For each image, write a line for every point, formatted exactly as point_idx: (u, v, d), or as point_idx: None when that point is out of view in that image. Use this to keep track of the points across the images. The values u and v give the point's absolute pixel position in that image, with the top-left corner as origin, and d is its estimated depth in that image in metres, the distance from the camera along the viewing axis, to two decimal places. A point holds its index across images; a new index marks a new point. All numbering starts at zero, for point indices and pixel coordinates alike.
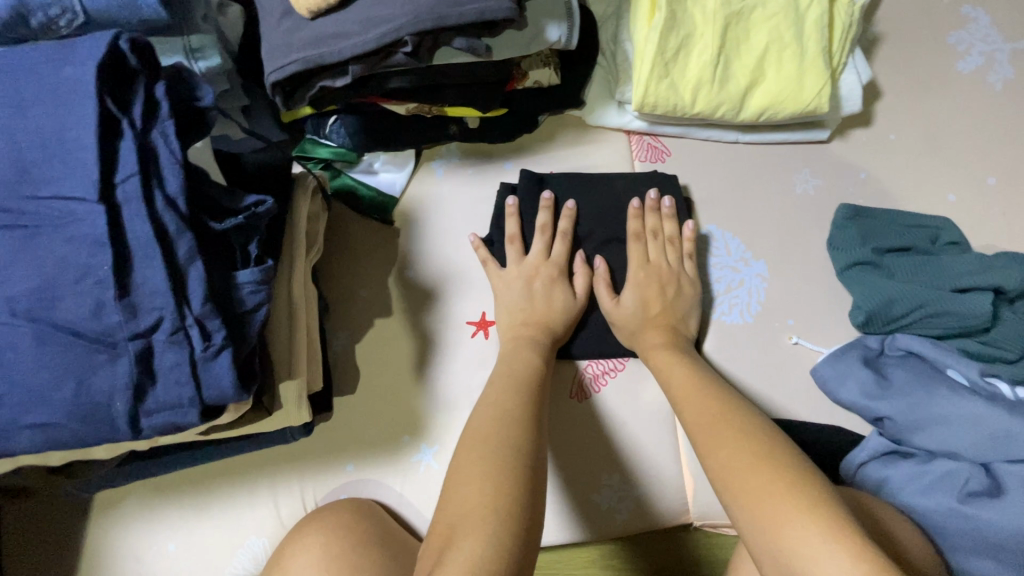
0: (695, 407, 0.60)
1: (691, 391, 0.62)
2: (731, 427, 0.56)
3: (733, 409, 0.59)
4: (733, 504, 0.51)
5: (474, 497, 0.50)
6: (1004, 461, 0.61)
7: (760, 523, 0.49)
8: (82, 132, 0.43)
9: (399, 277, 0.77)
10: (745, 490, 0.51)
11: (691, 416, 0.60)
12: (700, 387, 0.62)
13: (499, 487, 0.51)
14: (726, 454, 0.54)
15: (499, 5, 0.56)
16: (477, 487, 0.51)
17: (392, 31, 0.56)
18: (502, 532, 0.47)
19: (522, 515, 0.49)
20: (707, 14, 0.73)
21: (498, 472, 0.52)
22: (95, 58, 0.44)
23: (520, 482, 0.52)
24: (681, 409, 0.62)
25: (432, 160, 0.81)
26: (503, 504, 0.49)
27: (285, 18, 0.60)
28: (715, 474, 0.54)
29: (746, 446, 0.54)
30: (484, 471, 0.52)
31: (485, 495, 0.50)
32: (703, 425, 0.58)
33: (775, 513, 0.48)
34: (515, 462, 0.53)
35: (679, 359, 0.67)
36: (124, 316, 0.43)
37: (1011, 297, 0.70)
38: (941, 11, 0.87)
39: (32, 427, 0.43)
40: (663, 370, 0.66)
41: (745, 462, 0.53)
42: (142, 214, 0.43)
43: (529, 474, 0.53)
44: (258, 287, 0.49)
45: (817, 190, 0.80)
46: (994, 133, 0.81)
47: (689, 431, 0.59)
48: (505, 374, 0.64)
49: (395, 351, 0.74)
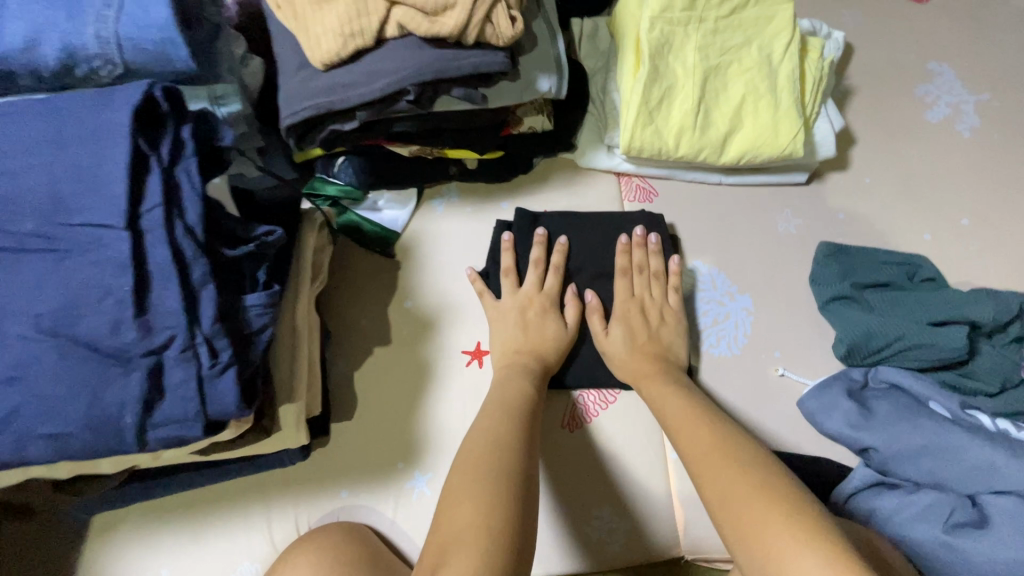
0: (689, 437, 0.62)
1: (685, 420, 0.64)
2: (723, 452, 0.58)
3: (728, 441, 0.60)
4: (731, 532, 0.52)
5: (466, 516, 0.51)
6: (989, 492, 0.62)
7: (756, 552, 0.49)
8: (113, 168, 0.47)
9: (399, 307, 0.81)
10: (742, 515, 0.52)
11: (685, 445, 0.61)
12: (693, 417, 0.64)
13: (490, 508, 0.52)
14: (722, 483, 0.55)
15: (494, 60, 0.62)
16: (471, 506, 0.52)
17: (396, 82, 0.60)
18: (494, 543, 0.49)
19: (514, 536, 0.50)
20: (687, 67, 0.79)
21: (490, 493, 0.53)
22: (132, 102, 0.49)
23: (509, 499, 0.53)
24: (676, 438, 0.63)
25: (433, 198, 0.86)
26: (497, 523, 0.51)
27: (301, 70, 0.63)
28: (712, 503, 0.55)
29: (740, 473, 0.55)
30: (476, 492, 0.54)
31: (477, 514, 0.51)
32: (698, 455, 0.60)
33: (772, 541, 0.49)
34: (506, 489, 0.54)
35: (668, 386, 0.69)
36: (139, 333, 0.46)
37: (988, 332, 0.71)
38: (909, 66, 0.93)
39: (46, 438, 0.45)
40: (656, 401, 0.68)
41: (741, 489, 0.54)
42: (164, 240, 0.47)
43: (522, 496, 0.55)
44: (264, 309, 0.53)
45: (798, 229, 0.84)
46: (967, 179, 0.86)
47: (685, 461, 0.61)
48: (498, 400, 0.66)
49: (393, 379, 0.77)
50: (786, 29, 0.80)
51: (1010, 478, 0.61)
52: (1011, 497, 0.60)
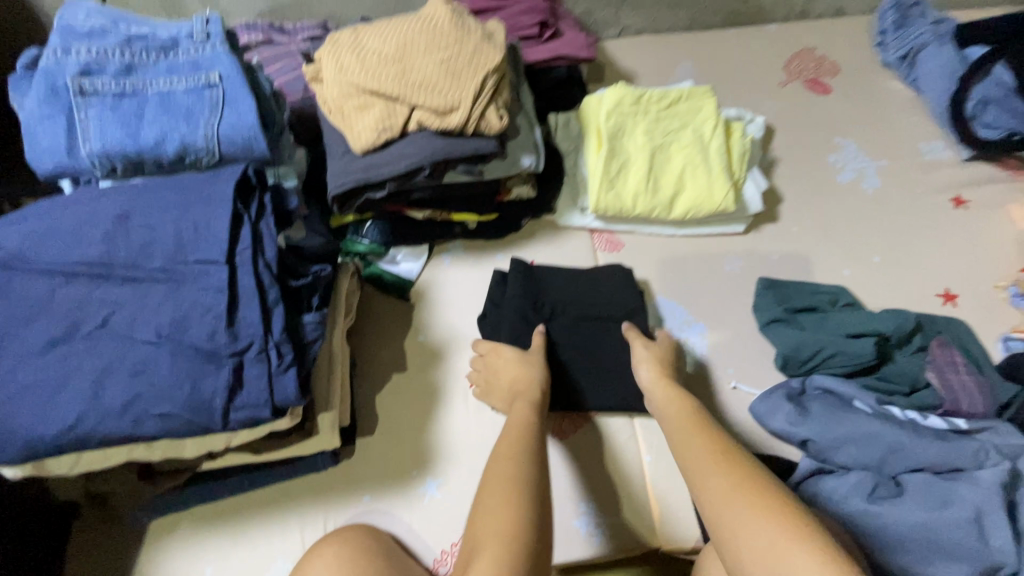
0: (691, 449, 0.69)
1: (688, 433, 0.72)
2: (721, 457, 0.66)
3: (728, 450, 0.67)
4: (725, 531, 0.59)
5: (500, 521, 0.65)
6: (907, 470, 0.77)
7: (749, 547, 0.56)
8: (218, 222, 0.66)
9: (413, 340, 0.97)
10: (738, 516, 0.59)
11: (687, 454, 0.69)
12: (695, 430, 0.72)
13: (517, 517, 0.65)
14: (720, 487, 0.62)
15: (487, 145, 0.84)
16: (505, 513, 0.66)
17: (415, 162, 0.82)
18: (514, 552, 0.62)
19: (530, 535, 0.64)
20: (637, 145, 1.02)
21: (515, 502, 0.67)
22: (235, 176, 0.69)
23: (523, 506, 0.67)
24: (678, 450, 0.70)
25: (442, 253, 1.05)
26: (519, 529, 0.64)
27: (345, 154, 0.85)
28: (708, 506, 0.62)
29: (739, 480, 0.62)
30: (509, 501, 0.67)
31: (505, 520, 0.65)
32: (696, 464, 0.67)
33: (767, 540, 0.56)
34: (516, 497, 0.67)
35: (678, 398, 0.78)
36: (229, 338, 0.63)
37: (897, 343, 0.88)
38: (821, 140, 1.17)
39: (158, 416, 0.60)
40: (663, 403, 0.79)
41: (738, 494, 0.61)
42: (250, 272, 0.65)
43: (538, 504, 0.68)
44: (316, 326, 0.70)
45: (741, 268, 1.02)
46: (874, 227, 1.07)
47: (686, 467, 0.68)
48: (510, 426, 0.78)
49: (408, 399, 0.92)
50: (711, 117, 1.04)
51: (914, 453, 0.77)
52: (922, 474, 0.76)
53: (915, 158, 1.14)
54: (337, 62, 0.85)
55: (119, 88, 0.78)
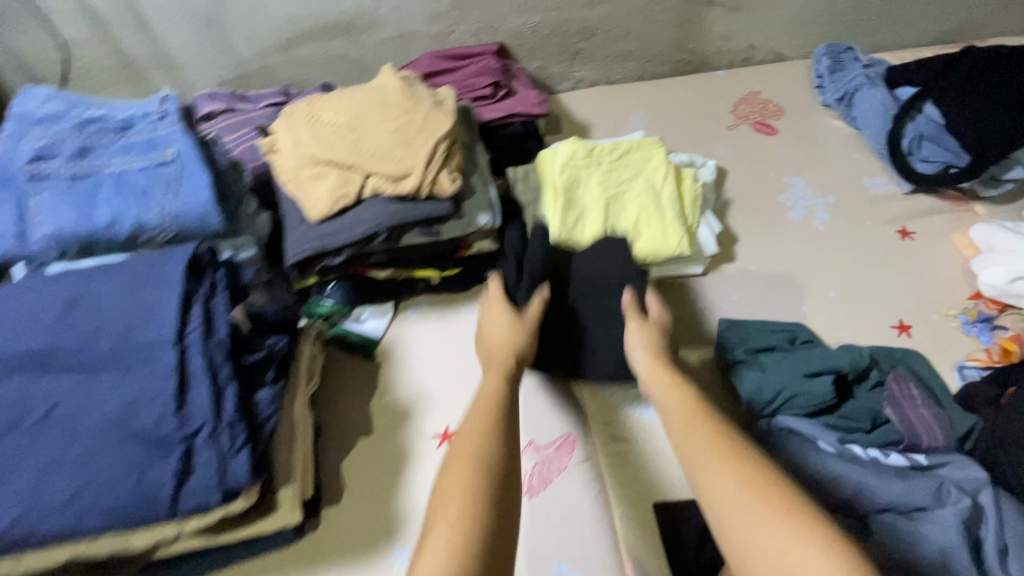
0: (692, 431, 0.68)
1: (689, 414, 0.70)
2: (733, 459, 0.63)
3: (728, 434, 0.66)
4: (726, 516, 0.58)
5: (458, 488, 0.62)
6: (875, 510, 0.77)
7: (749, 534, 0.56)
8: (168, 304, 0.66)
9: (379, 401, 0.97)
10: (743, 507, 0.58)
11: (685, 439, 0.68)
12: (696, 410, 0.71)
13: (479, 482, 0.63)
14: (736, 501, 0.59)
15: (441, 208, 0.85)
16: (461, 481, 0.63)
17: (370, 228, 0.83)
18: (474, 517, 0.60)
19: (490, 503, 0.62)
20: (593, 197, 1.05)
21: (476, 465, 0.64)
22: (186, 256, 0.70)
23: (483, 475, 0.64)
24: (678, 429, 0.69)
25: (407, 308, 1.06)
26: (481, 495, 0.62)
27: (302, 222, 0.86)
28: (709, 490, 0.61)
29: (756, 491, 0.59)
30: (468, 463, 0.65)
31: (467, 484, 0.63)
32: (694, 450, 0.66)
33: (773, 531, 0.55)
34: (485, 461, 0.65)
35: (682, 386, 0.76)
36: (178, 423, 0.62)
37: (855, 381, 0.91)
38: (771, 180, 1.21)
39: (103, 510, 0.58)
40: (653, 377, 0.79)
41: (741, 484, 0.60)
42: (201, 352, 0.65)
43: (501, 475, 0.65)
44: (270, 403, 0.69)
45: (702, 311, 1.04)
46: (826, 262, 1.10)
47: (682, 452, 0.67)
48: (478, 404, 0.74)
49: (374, 464, 0.91)
50: (663, 165, 1.08)
51: (880, 493, 0.77)
52: (889, 514, 0.76)
53: (860, 193, 1.19)
54: (292, 136, 0.87)
55: (74, 170, 0.78)
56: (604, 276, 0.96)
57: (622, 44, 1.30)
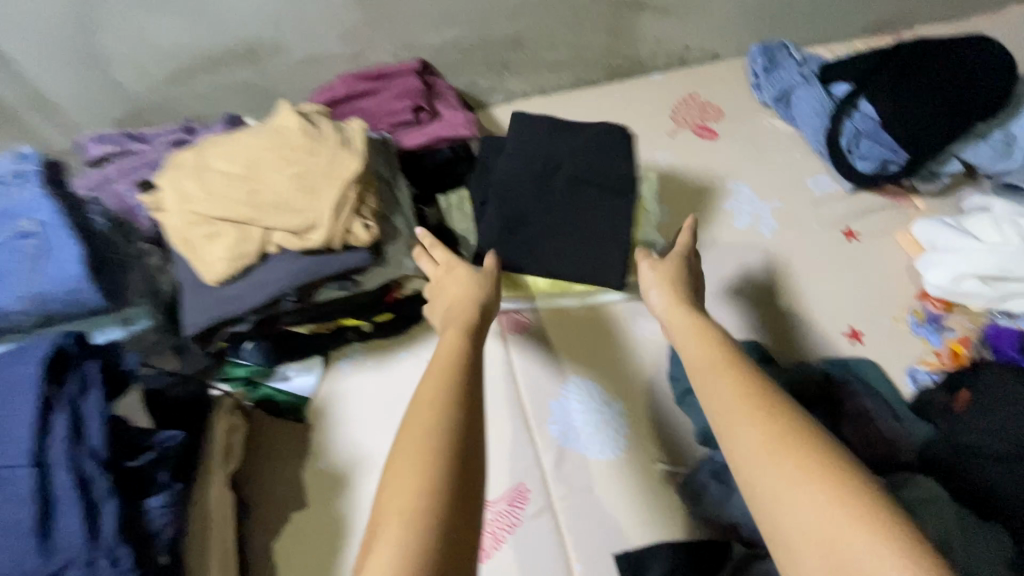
0: (717, 389, 0.60)
1: (714, 366, 0.63)
2: (766, 412, 0.56)
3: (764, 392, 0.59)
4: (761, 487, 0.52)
5: (410, 475, 0.53)
6: None
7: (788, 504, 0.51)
8: (21, 415, 0.56)
9: (312, 469, 0.88)
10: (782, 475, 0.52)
11: (712, 393, 0.60)
12: (720, 363, 0.63)
13: (437, 469, 0.53)
14: (767, 461, 0.53)
15: (357, 260, 0.77)
16: (416, 469, 0.53)
17: (275, 291, 0.74)
18: (436, 509, 0.50)
19: (455, 487, 0.52)
20: None
21: (438, 448, 0.54)
22: (40, 353, 0.59)
23: (441, 460, 0.54)
24: (703, 385, 0.62)
25: (339, 360, 0.97)
26: (438, 481, 0.52)
27: (199, 287, 0.76)
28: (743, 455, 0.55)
29: (791, 451, 0.53)
30: (428, 444, 0.55)
31: (421, 472, 0.52)
32: (724, 409, 0.58)
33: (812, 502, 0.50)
34: (442, 443, 0.55)
35: (702, 330, 0.69)
36: (43, 557, 0.53)
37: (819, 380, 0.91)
38: (715, 186, 1.17)
39: None
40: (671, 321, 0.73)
41: (777, 449, 0.53)
42: (66, 470, 0.55)
43: (469, 453, 0.56)
44: (164, 511, 0.60)
45: (653, 334, 0.99)
46: (775, 270, 1.07)
47: (711, 407, 0.60)
48: (441, 356, 0.65)
49: (309, 542, 0.83)
50: None
51: None
52: None
53: (804, 194, 1.16)
54: (179, 188, 0.77)
55: None
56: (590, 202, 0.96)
57: (553, 54, 1.23)
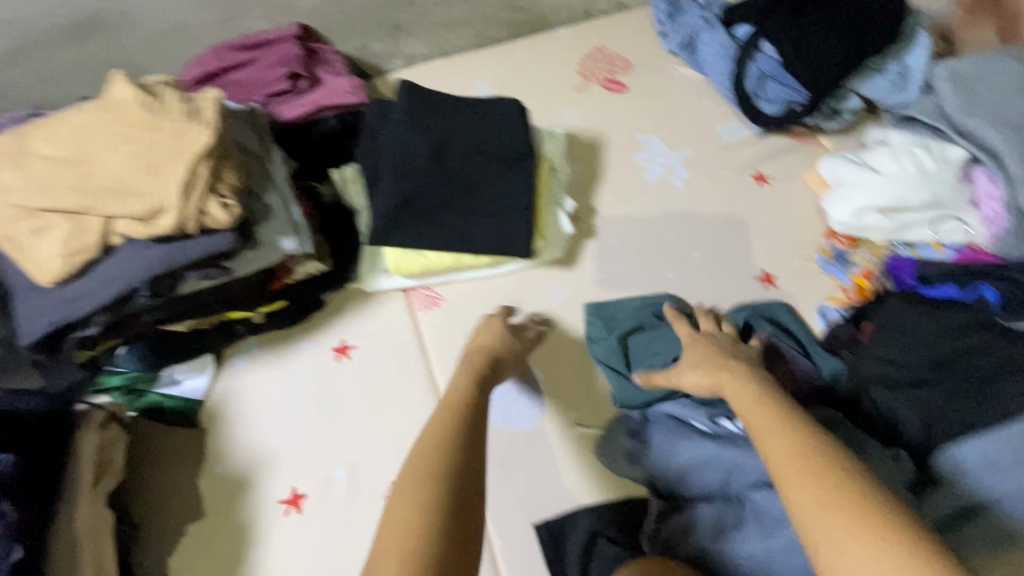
0: (773, 442, 0.55)
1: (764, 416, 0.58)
2: (822, 470, 0.51)
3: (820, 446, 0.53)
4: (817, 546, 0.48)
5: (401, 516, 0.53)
6: (750, 488, 0.78)
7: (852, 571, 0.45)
8: None
9: (210, 475, 0.82)
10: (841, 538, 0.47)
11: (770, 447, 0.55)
12: (769, 412, 0.58)
13: (433, 498, 0.54)
14: (831, 525, 0.48)
15: (219, 243, 0.70)
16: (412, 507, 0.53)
17: (125, 286, 0.67)
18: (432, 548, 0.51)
19: (444, 518, 0.53)
20: None
21: (434, 487, 0.55)
22: None
23: (436, 492, 0.55)
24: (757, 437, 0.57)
25: (234, 357, 0.89)
26: (428, 511, 0.53)
27: (40, 292, 0.68)
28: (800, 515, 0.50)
29: (852, 510, 0.48)
30: (425, 489, 0.55)
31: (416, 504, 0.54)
32: (784, 464, 0.53)
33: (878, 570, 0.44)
34: (436, 468, 0.57)
35: (743, 382, 0.65)
36: None
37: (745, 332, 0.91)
38: (626, 141, 1.14)
39: None
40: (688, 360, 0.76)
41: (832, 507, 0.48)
42: None
43: (463, 489, 0.56)
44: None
45: (566, 297, 0.96)
46: (689, 222, 1.05)
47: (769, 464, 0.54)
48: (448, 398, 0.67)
49: (212, 552, 0.78)
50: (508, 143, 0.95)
51: (749, 470, 0.78)
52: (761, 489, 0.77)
53: (715, 142, 1.14)
54: None
55: None
56: (488, 151, 0.94)
57: (447, 11, 1.15)
